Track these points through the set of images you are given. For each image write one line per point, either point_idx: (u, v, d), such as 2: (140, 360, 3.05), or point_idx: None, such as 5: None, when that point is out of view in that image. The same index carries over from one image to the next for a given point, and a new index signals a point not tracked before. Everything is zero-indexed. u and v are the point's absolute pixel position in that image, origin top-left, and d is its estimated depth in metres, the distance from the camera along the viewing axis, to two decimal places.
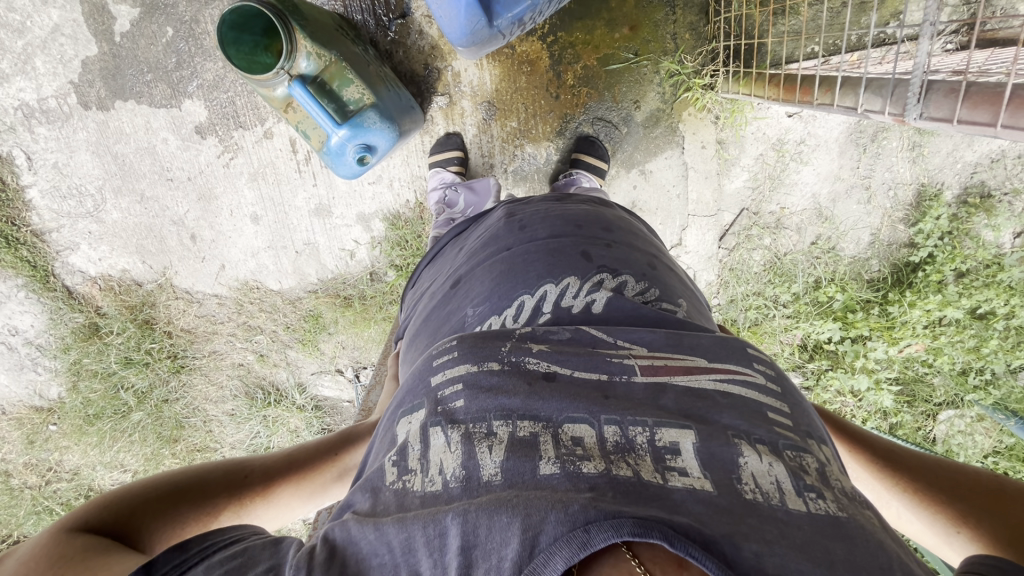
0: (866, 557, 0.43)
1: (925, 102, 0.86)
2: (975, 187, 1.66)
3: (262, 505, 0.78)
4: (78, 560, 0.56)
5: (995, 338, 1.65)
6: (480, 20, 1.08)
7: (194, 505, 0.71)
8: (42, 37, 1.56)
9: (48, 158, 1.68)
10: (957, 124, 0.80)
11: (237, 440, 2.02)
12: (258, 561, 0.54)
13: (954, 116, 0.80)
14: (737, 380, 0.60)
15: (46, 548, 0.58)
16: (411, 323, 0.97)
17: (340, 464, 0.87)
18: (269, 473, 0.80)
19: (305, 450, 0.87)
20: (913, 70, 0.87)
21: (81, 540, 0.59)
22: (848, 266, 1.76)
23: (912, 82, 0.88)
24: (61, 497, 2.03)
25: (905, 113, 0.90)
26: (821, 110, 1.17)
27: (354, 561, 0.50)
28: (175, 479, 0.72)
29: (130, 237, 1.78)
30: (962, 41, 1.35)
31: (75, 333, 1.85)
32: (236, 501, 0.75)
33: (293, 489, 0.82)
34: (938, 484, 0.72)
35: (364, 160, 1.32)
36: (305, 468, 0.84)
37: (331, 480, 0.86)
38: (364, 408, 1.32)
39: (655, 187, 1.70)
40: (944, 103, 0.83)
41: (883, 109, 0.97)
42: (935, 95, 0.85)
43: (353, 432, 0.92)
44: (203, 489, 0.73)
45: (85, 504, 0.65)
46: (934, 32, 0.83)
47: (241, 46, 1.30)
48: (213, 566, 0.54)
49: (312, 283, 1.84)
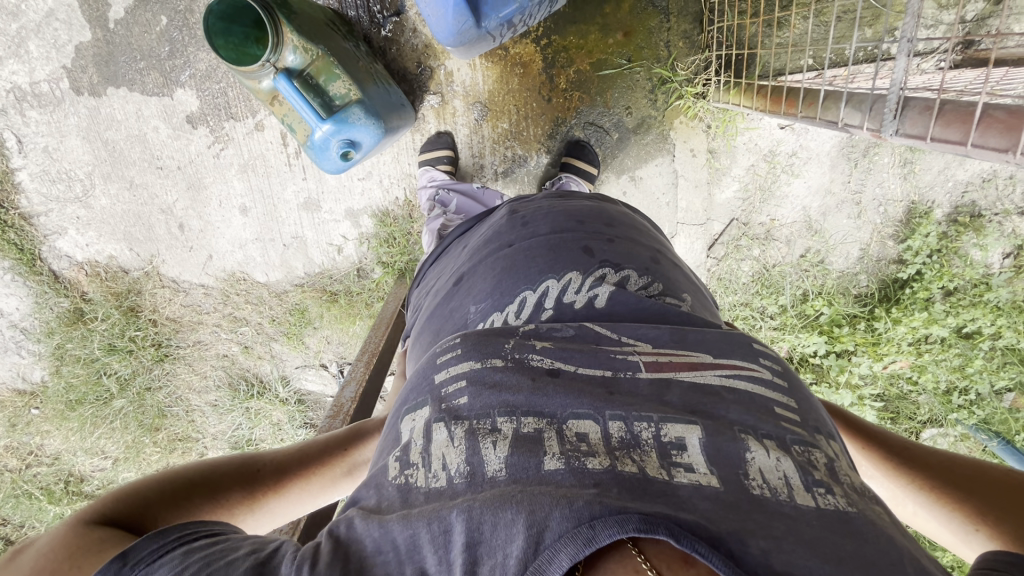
0: (877, 553, 0.43)
1: (901, 119, 0.86)
2: (965, 207, 1.67)
3: (274, 499, 0.77)
4: (95, 552, 0.55)
5: (980, 357, 1.69)
6: (467, 20, 1.08)
7: (207, 499, 0.70)
8: (36, 20, 1.54)
9: (38, 142, 1.65)
10: (930, 141, 0.80)
11: (220, 431, 2.00)
12: (238, 547, 0.54)
13: (927, 133, 0.81)
14: (744, 376, 0.60)
15: (63, 540, 0.57)
16: (415, 322, 0.97)
17: (348, 460, 0.86)
18: (279, 468, 0.79)
19: (315, 445, 0.86)
20: (890, 86, 0.88)
21: (99, 533, 0.58)
22: (837, 280, 1.78)
23: (889, 97, 0.88)
24: (40, 482, 2.00)
25: (882, 129, 0.90)
26: (806, 122, 1.17)
27: (358, 557, 0.49)
28: (189, 474, 0.70)
29: (118, 224, 1.76)
30: (955, 59, 1.37)
31: (59, 318, 1.82)
32: (250, 496, 0.74)
33: (304, 483, 0.81)
34: (955, 482, 0.73)
35: (348, 155, 1.30)
36: (315, 464, 0.84)
37: (341, 475, 0.85)
38: (336, 403, 1.26)
39: (644, 194, 1.72)
40: (920, 120, 0.83)
41: (861, 125, 0.97)
42: (911, 112, 0.85)
43: (362, 427, 0.91)
44: (217, 484, 0.71)
45: (100, 497, 0.64)
46: (912, 49, 0.83)
47: (231, 37, 1.29)
48: (192, 549, 0.54)
49: (299, 276, 1.82)
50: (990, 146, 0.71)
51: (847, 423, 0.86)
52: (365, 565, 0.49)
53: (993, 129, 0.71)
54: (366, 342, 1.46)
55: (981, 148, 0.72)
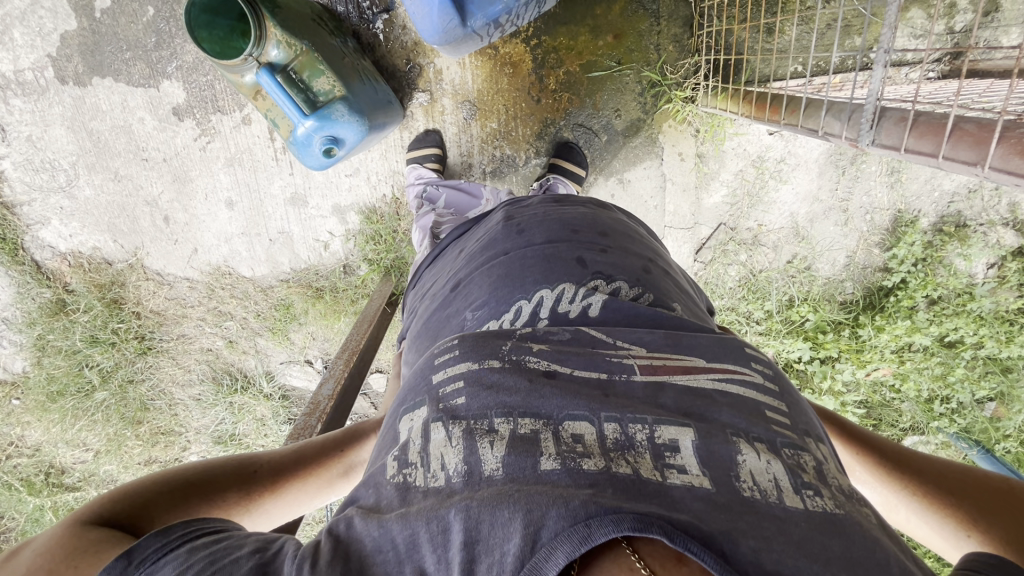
0: (864, 554, 0.44)
1: (877, 129, 0.86)
2: (950, 217, 1.70)
3: (271, 500, 0.76)
4: (92, 553, 0.54)
5: (962, 366, 1.73)
6: (452, 19, 1.08)
7: (206, 500, 0.69)
8: (20, 7, 1.51)
9: (22, 131, 1.62)
10: (904, 152, 0.81)
11: (203, 425, 1.97)
12: (243, 544, 0.53)
13: (902, 144, 0.81)
14: (736, 380, 0.61)
15: (60, 541, 0.56)
16: (411, 326, 0.97)
17: (345, 461, 0.86)
18: (276, 469, 0.79)
19: (310, 446, 0.86)
20: (867, 96, 0.88)
21: (95, 534, 0.57)
22: (823, 287, 1.80)
23: (866, 107, 0.88)
24: (20, 473, 1.96)
25: (859, 139, 0.91)
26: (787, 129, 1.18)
27: (358, 556, 0.49)
28: (187, 474, 0.69)
29: (102, 215, 1.73)
30: (942, 70, 1.40)
31: (41, 309, 1.79)
32: (247, 497, 0.74)
33: (301, 484, 0.81)
34: (945, 488, 0.75)
35: (331, 151, 1.29)
36: (312, 466, 0.83)
37: (337, 476, 0.85)
38: (312, 400, 1.22)
39: (631, 197, 1.73)
40: (894, 131, 0.83)
41: (841, 133, 0.98)
42: (886, 123, 0.86)
43: (359, 428, 0.90)
44: (214, 484, 0.71)
45: (99, 497, 0.63)
46: (888, 60, 0.81)
47: (215, 30, 1.28)
48: (196, 546, 0.53)
49: (284, 271, 1.80)
50: (960, 159, 0.71)
51: (841, 429, 0.87)
52: (362, 565, 0.48)
53: (963, 142, 0.71)
54: (348, 341, 1.43)
55: (952, 160, 0.73)
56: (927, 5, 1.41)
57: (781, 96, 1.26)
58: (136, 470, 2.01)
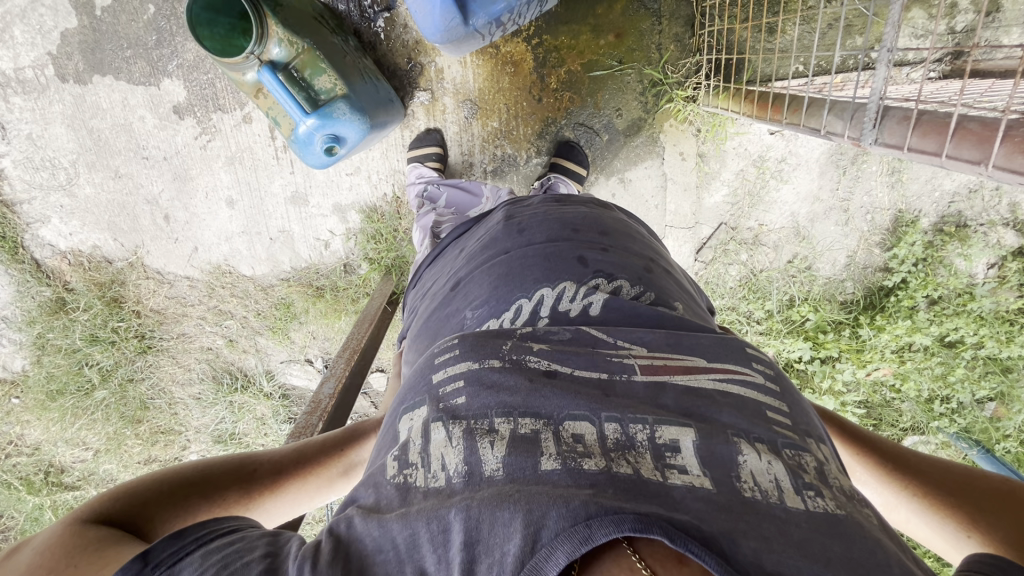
0: (864, 555, 0.44)
1: (880, 128, 0.86)
2: (951, 217, 1.70)
3: (270, 499, 0.76)
4: (91, 551, 0.54)
5: (962, 366, 1.72)
6: (454, 17, 1.08)
7: (205, 498, 0.69)
8: (21, 5, 1.51)
9: (22, 129, 1.62)
10: (907, 151, 0.81)
11: (203, 424, 1.97)
12: (255, 547, 0.53)
13: (905, 143, 0.81)
14: (737, 380, 0.61)
15: (59, 539, 0.56)
16: (411, 326, 0.97)
17: (344, 460, 0.86)
18: (276, 468, 0.78)
19: (310, 445, 0.85)
20: (869, 95, 0.87)
21: (95, 532, 0.57)
22: (823, 287, 1.80)
23: (869, 107, 0.88)
24: (19, 472, 1.96)
25: (862, 138, 0.90)
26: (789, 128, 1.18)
27: (358, 556, 0.49)
28: (187, 473, 0.69)
29: (102, 214, 1.73)
30: (943, 70, 1.40)
31: (40, 307, 1.79)
32: (246, 495, 0.74)
33: (301, 483, 0.81)
34: (945, 488, 0.75)
35: (332, 150, 1.29)
36: (311, 464, 0.83)
37: (337, 475, 0.85)
38: (314, 399, 1.21)
39: (632, 196, 1.73)
40: (898, 130, 0.83)
41: (843, 133, 0.97)
42: (889, 122, 0.85)
43: (359, 427, 0.90)
44: (213, 482, 0.71)
45: (99, 495, 0.63)
46: (891, 58, 0.81)
47: (217, 28, 1.28)
48: (210, 550, 0.52)
49: (285, 270, 1.80)
50: (963, 158, 0.71)
51: (841, 430, 0.87)
52: (363, 565, 0.48)
53: (966, 140, 0.71)
54: (349, 340, 1.43)
55: (956, 159, 0.73)
56: (929, 5, 1.41)
57: (782, 96, 1.26)
58: (136, 469, 2.01)
